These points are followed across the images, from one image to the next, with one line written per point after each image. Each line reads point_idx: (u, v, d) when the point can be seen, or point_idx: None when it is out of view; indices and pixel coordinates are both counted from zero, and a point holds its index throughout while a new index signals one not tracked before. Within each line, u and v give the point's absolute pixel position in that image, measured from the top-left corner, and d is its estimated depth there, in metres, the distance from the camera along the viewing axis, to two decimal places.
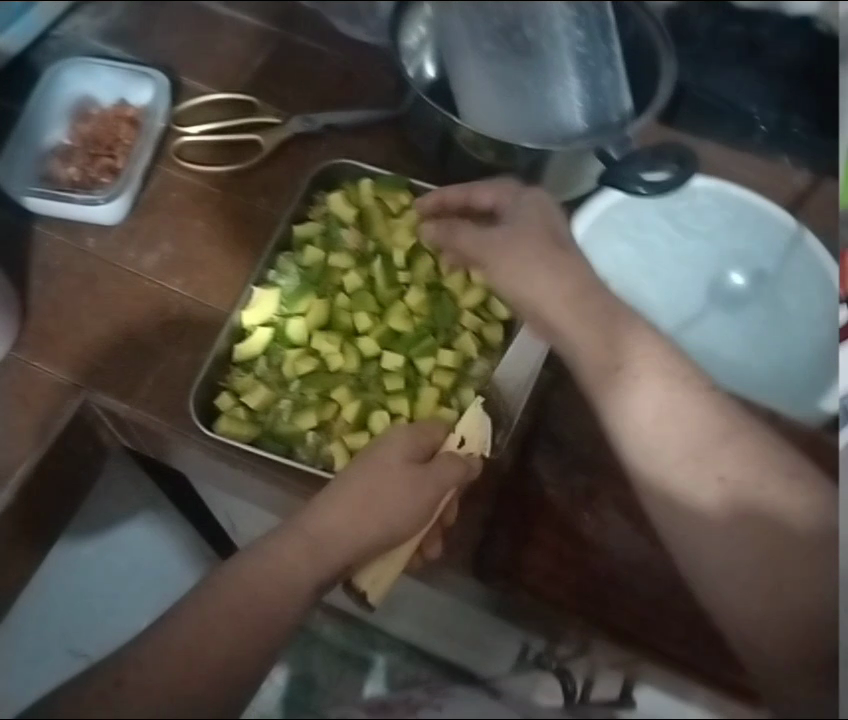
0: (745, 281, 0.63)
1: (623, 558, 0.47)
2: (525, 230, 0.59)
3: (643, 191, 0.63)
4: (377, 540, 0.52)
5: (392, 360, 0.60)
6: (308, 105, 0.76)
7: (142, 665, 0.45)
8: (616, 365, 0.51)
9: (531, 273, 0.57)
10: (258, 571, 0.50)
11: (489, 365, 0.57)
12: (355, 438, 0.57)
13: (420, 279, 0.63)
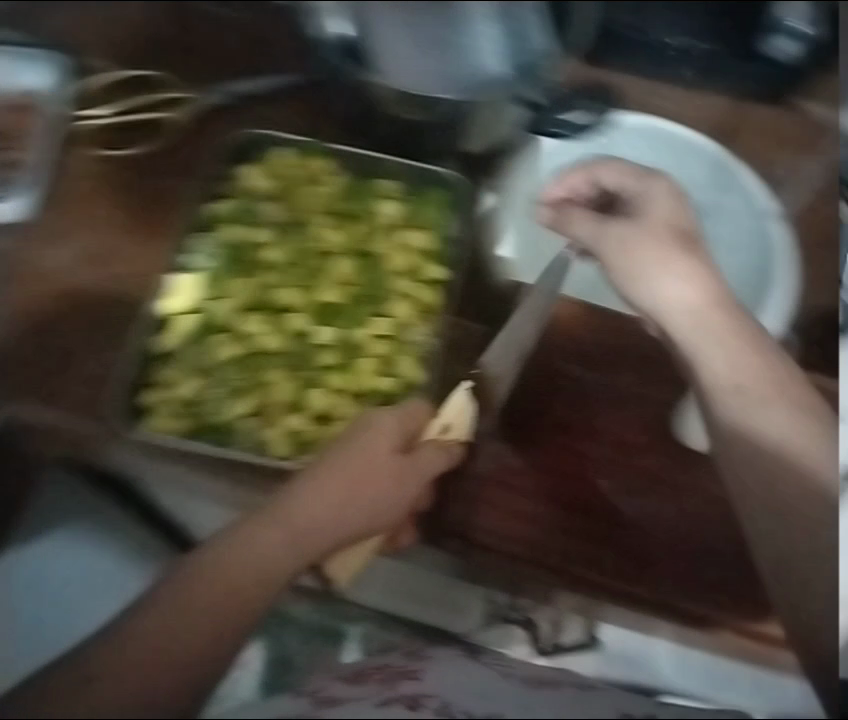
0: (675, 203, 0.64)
1: (642, 525, 0.56)
2: (649, 221, 0.64)
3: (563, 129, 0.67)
4: (358, 530, 0.53)
5: (327, 335, 0.60)
6: (211, 67, 0.70)
7: (153, 611, 0.48)
8: (733, 364, 0.58)
9: (698, 280, 0.61)
10: (236, 552, 0.51)
11: (427, 332, 0.60)
12: (294, 418, 0.57)
13: (349, 247, 0.63)
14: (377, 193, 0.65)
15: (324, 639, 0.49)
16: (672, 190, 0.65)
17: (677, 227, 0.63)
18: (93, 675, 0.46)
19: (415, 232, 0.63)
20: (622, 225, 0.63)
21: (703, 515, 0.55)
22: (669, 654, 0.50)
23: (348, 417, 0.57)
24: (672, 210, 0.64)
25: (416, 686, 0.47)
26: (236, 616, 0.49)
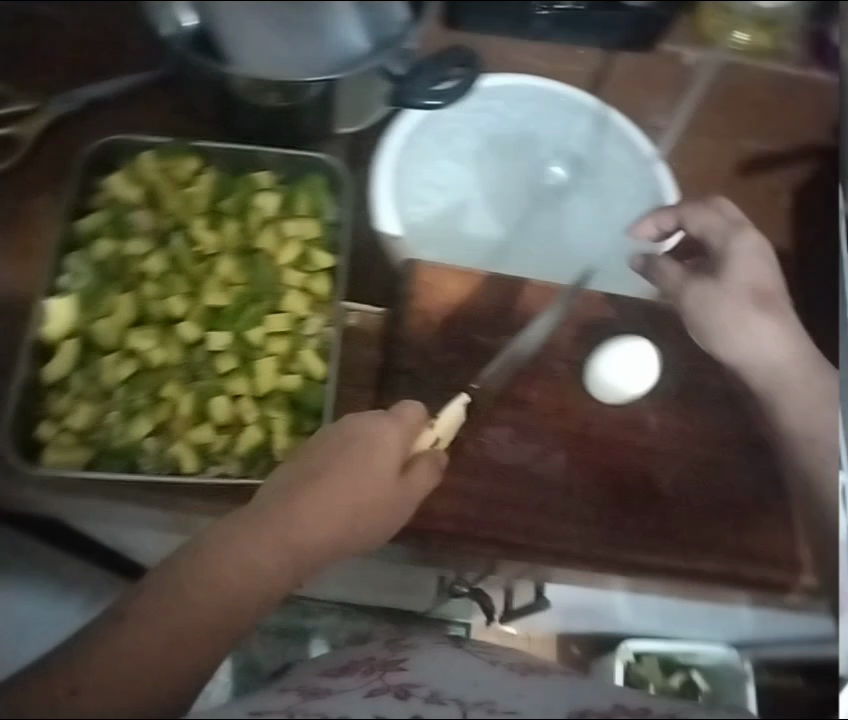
0: (562, 172, 0.68)
1: (667, 503, 0.54)
2: (733, 282, 0.60)
3: (437, 102, 0.67)
4: (344, 543, 0.48)
5: (219, 340, 0.58)
6: (65, 82, 0.67)
7: (130, 621, 0.41)
8: (809, 410, 0.55)
9: (779, 338, 0.58)
10: (219, 561, 0.44)
11: (321, 319, 0.58)
12: (198, 431, 0.54)
13: (229, 245, 0.62)
14: (251, 186, 0.63)
15: (291, 640, 0.47)
16: (757, 249, 0.62)
17: (763, 290, 0.60)
18: (78, 688, 0.39)
19: (296, 221, 0.62)
20: (714, 290, 0.60)
21: (638, 462, 0.55)
22: (623, 600, 0.51)
23: (254, 420, 0.55)
24: (753, 269, 0.61)
25: (402, 675, 0.45)
26: (208, 636, 0.42)
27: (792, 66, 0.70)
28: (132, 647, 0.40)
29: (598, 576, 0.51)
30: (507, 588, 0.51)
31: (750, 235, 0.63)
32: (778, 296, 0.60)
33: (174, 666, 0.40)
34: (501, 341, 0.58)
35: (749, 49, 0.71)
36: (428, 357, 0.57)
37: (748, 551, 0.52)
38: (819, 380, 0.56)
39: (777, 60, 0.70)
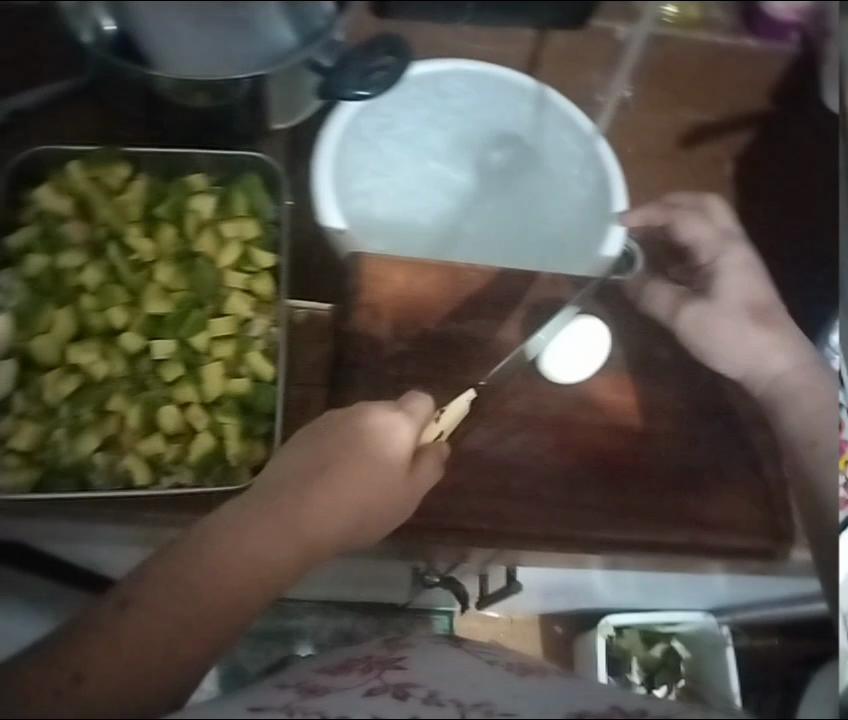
0: (502, 155, 0.66)
1: (651, 475, 0.54)
2: (729, 302, 0.58)
3: (368, 93, 0.62)
4: (349, 534, 0.48)
5: (163, 348, 0.58)
6: None
7: (137, 604, 0.41)
8: (817, 411, 0.54)
9: (781, 349, 0.57)
10: (228, 548, 0.44)
11: (266, 321, 0.58)
12: (149, 443, 0.55)
13: (166, 252, 0.61)
14: (186, 189, 0.61)
15: (276, 641, 0.48)
16: (745, 263, 0.60)
17: (760, 304, 0.58)
18: (84, 673, 0.38)
19: (234, 222, 0.61)
20: (714, 314, 0.58)
21: (596, 440, 0.55)
22: (600, 575, 0.53)
23: (205, 427, 0.55)
24: (746, 286, 0.59)
25: (400, 675, 0.42)
26: (211, 621, 0.42)
27: (722, 36, 0.65)
28: (142, 629, 0.40)
29: (575, 558, 0.53)
30: (481, 574, 0.53)
31: (738, 247, 0.60)
32: (774, 308, 0.58)
33: (182, 645, 0.41)
34: (457, 324, 0.58)
35: (681, 19, 0.65)
36: (377, 350, 0.58)
37: (708, 520, 0.53)
38: (818, 380, 0.55)
39: (709, 29, 0.65)
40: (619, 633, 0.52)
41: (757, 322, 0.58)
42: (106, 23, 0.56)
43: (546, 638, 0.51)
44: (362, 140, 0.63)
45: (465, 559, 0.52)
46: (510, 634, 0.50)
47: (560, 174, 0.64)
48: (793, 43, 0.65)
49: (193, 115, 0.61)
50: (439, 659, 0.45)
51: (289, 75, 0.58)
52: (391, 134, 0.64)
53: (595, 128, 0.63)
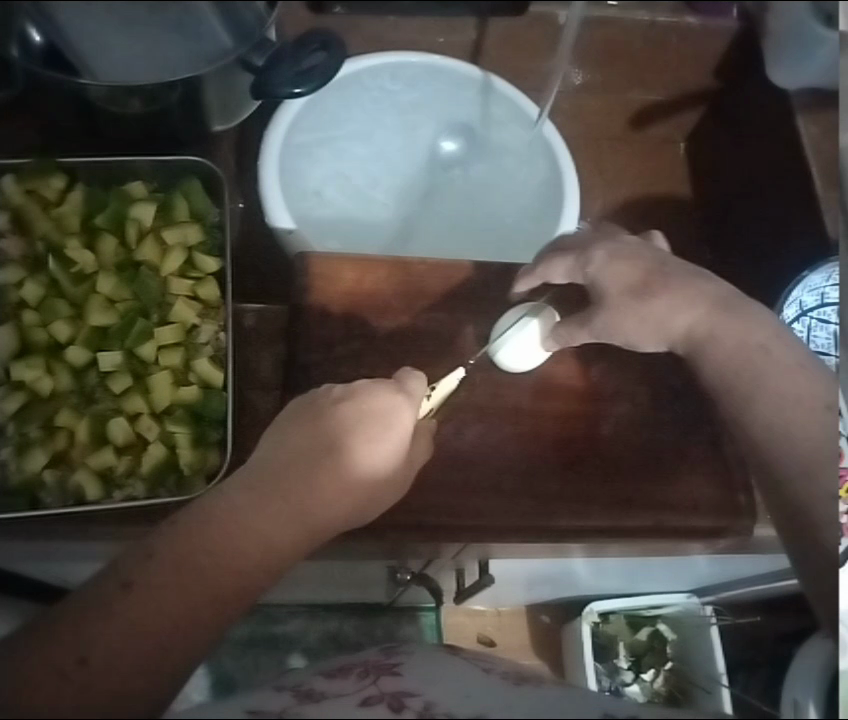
0: (455, 147, 0.64)
1: (616, 459, 0.55)
2: (613, 299, 0.53)
3: (300, 93, 0.58)
4: (341, 522, 0.47)
5: (110, 360, 0.59)
6: None
7: (142, 587, 0.38)
8: (741, 339, 0.49)
9: (682, 306, 0.51)
10: (234, 534, 0.42)
11: (212, 327, 0.60)
12: (100, 455, 0.55)
13: (108, 263, 0.61)
14: (126, 198, 0.62)
15: (264, 648, 0.45)
16: (612, 255, 0.55)
17: (640, 281, 0.53)
18: (89, 655, 0.35)
19: (177, 228, 0.62)
20: (612, 318, 0.54)
21: (554, 429, 0.55)
22: (582, 565, 0.54)
23: (156, 437, 0.57)
24: (621, 272, 0.54)
25: (396, 681, 0.39)
26: (219, 604, 0.39)
27: (661, 17, 0.60)
28: (150, 611, 0.37)
29: (558, 546, 0.53)
30: (457, 569, 0.55)
31: (602, 245, 0.56)
32: (656, 278, 0.53)
33: (189, 631, 0.38)
34: (416, 316, 0.58)
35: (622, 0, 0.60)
36: (329, 348, 0.57)
37: (667, 502, 0.54)
38: (725, 315, 0.50)
39: (648, 9, 0.59)
40: (606, 620, 0.53)
41: (647, 297, 0.52)
42: (35, 34, 0.52)
43: (534, 628, 0.50)
44: (301, 144, 0.62)
45: (438, 556, 0.54)
46: (499, 626, 0.49)
47: (518, 162, 0.63)
48: (735, 19, 0.58)
49: (133, 122, 0.60)
50: (436, 664, 0.42)
51: (227, 80, 0.57)
52: (334, 136, 0.63)
53: (540, 112, 0.62)
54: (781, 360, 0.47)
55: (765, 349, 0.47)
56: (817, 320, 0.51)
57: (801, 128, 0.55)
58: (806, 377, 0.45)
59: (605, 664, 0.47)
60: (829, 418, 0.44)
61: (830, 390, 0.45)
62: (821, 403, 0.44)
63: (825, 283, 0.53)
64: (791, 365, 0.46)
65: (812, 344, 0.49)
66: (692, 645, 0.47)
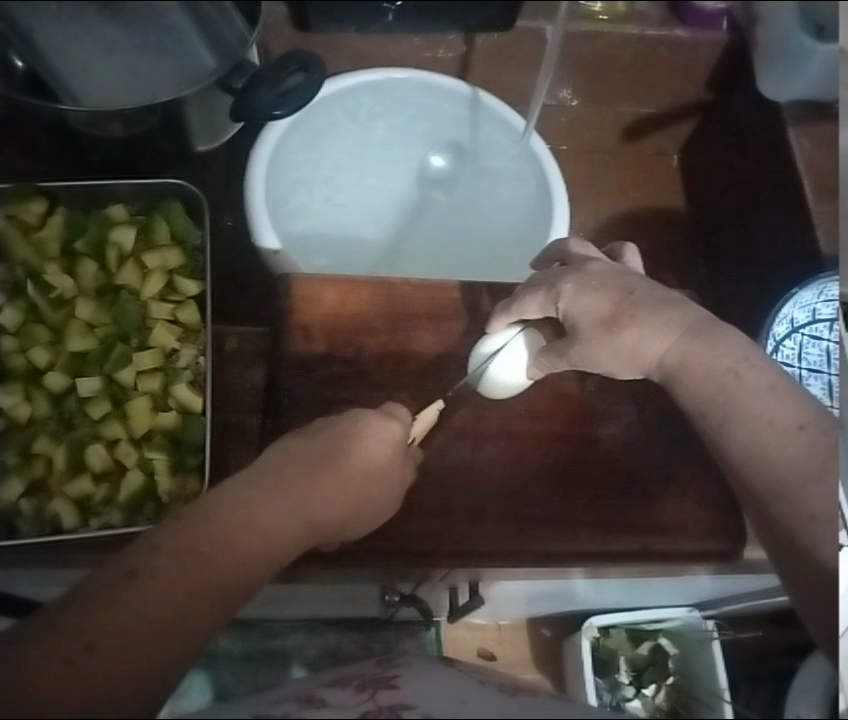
0: (443, 162, 0.65)
1: (606, 478, 0.54)
2: (586, 335, 0.50)
3: (279, 115, 0.56)
4: (346, 518, 0.46)
5: (88, 386, 0.58)
6: None
7: (149, 574, 0.38)
8: (710, 366, 0.46)
9: (653, 336, 0.48)
10: (238, 527, 0.41)
11: (193, 352, 0.60)
12: (78, 484, 0.55)
13: (87, 288, 0.61)
14: (105, 221, 0.62)
15: (264, 664, 0.44)
16: (582, 284, 0.51)
17: (607, 313, 0.49)
18: (95, 643, 0.35)
19: (157, 252, 0.62)
20: (587, 351, 0.50)
21: (539, 450, 0.55)
22: (582, 583, 0.54)
23: (134, 464, 0.56)
24: (589, 304, 0.50)
25: (395, 694, 0.38)
26: (219, 597, 0.39)
27: (649, 30, 0.57)
28: (153, 605, 0.36)
29: (556, 569, 0.52)
30: (449, 587, 0.54)
31: (569, 272, 0.52)
32: (624, 306, 0.49)
33: (189, 621, 0.37)
34: (399, 338, 0.57)
35: (610, 13, 0.57)
36: (310, 371, 0.56)
37: (653, 524, 0.53)
38: (699, 344, 0.47)
39: (638, 22, 0.57)
40: (605, 632, 0.54)
41: (617, 329, 0.49)
42: (16, 60, 0.53)
43: (534, 644, 0.50)
44: (287, 162, 0.62)
45: (427, 579, 0.53)
46: (501, 641, 0.49)
47: (507, 174, 0.63)
48: (725, 31, 0.56)
49: (114, 143, 0.60)
50: (434, 677, 0.40)
51: (210, 100, 0.57)
52: (326, 154, 0.63)
53: (526, 126, 0.60)
54: (753, 385, 0.44)
55: (736, 373, 0.45)
56: (808, 337, 0.50)
57: (793, 143, 0.54)
58: (781, 400, 0.43)
59: (606, 679, 0.47)
60: (801, 438, 0.41)
61: (802, 412, 0.43)
62: (792, 425, 0.42)
63: (817, 299, 0.51)
64: (763, 390, 0.44)
65: (804, 364, 0.48)
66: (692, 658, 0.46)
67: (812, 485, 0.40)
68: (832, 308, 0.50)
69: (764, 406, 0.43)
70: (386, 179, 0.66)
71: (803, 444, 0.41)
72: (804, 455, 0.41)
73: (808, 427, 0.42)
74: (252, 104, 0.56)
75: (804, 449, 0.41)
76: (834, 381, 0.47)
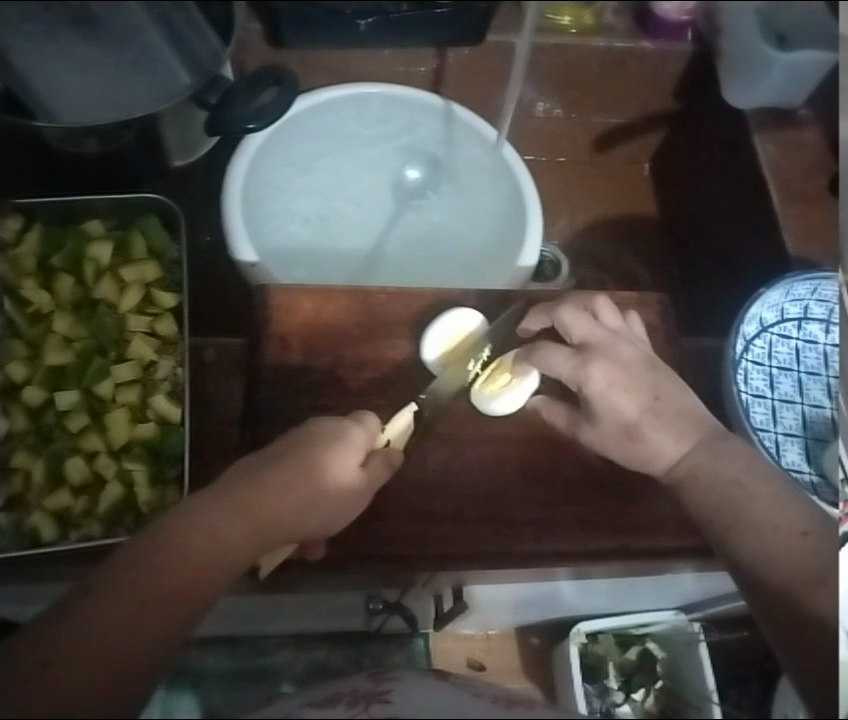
0: (419, 174, 0.64)
1: (585, 474, 0.54)
2: (605, 424, 0.52)
3: (252, 128, 0.57)
4: (299, 528, 0.47)
5: (66, 399, 0.59)
6: None
7: (100, 596, 0.39)
8: (716, 477, 0.45)
9: (670, 442, 0.48)
10: (184, 538, 0.42)
11: (171, 364, 0.61)
12: (58, 496, 0.53)
13: (64, 302, 0.63)
14: (84, 237, 0.65)
15: (251, 683, 0.39)
16: (611, 380, 0.52)
17: (631, 421, 0.50)
18: (51, 660, 0.37)
19: (135, 266, 0.65)
20: (597, 435, 0.53)
21: (515, 449, 0.55)
22: (568, 585, 0.55)
23: (113, 475, 0.56)
24: (618, 405, 0.51)
25: (390, 708, 0.37)
26: (170, 604, 0.39)
27: (616, 42, 0.52)
28: (100, 629, 0.37)
29: (540, 570, 0.54)
30: (434, 594, 0.53)
31: (600, 362, 0.53)
32: (647, 416, 0.49)
33: (138, 636, 0.37)
34: (377, 348, 0.58)
35: (576, 24, 0.53)
36: (287, 382, 0.57)
37: (635, 523, 0.53)
38: (718, 455, 0.47)
39: (604, 35, 0.52)
40: (592, 639, 0.50)
41: (637, 438, 0.50)
42: None
43: (523, 650, 0.48)
44: (263, 178, 0.63)
45: (412, 585, 0.53)
46: (488, 650, 0.46)
47: (479, 182, 0.64)
48: (690, 43, 0.52)
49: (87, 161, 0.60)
50: (428, 693, 0.39)
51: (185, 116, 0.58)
52: (299, 163, 0.63)
53: (498, 137, 0.60)
54: (756, 492, 0.43)
55: (740, 482, 0.44)
56: (778, 335, 0.56)
57: (759, 148, 0.52)
58: (782, 507, 0.42)
59: (597, 685, 0.44)
60: (806, 544, 0.40)
61: (804, 519, 0.41)
62: (795, 531, 0.41)
63: (783, 298, 0.54)
64: (769, 495, 0.43)
65: (774, 364, 0.55)
66: (681, 661, 0.44)
67: (816, 593, 0.39)
68: (797, 307, 0.54)
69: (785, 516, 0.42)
70: (359, 186, 0.64)
71: (807, 552, 0.40)
72: (806, 564, 0.40)
73: (812, 534, 0.41)
74: (227, 120, 0.57)
75: (803, 557, 0.40)
76: (803, 377, 0.55)
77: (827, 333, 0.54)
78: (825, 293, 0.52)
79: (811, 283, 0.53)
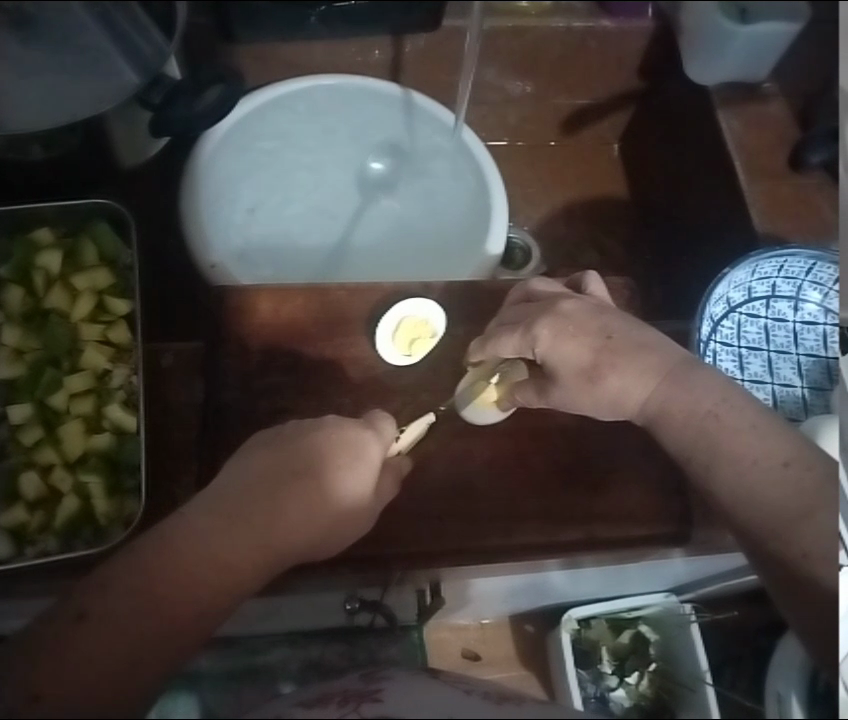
0: (383, 165, 0.65)
1: (555, 463, 0.55)
2: (563, 380, 0.49)
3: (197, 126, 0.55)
4: (307, 544, 0.44)
5: (18, 413, 0.57)
6: None
7: (96, 620, 0.36)
8: (692, 409, 0.45)
9: (633, 383, 0.47)
10: (184, 556, 0.40)
11: (124, 371, 0.58)
12: (12, 512, 0.54)
13: (15, 313, 0.59)
14: (31, 245, 0.61)
15: (246, 683, 0.40)
16: (557, 329, 0.50)
17: (587, 361, 0.48)
18: (42, 691, 0.35)
19: (85, 272, 0.62)
20: (570, 395, 0.50)
21: (487, 439, 0.55)
22: (559, 575, 0.53)
23: (69, 489, 0.56)
24: (574, 349, 0.49)
25: (380, 707, 0.36)
26: (172, 634, 0.37)
27: (575, 21, 0.52)
28: (103, 632, 0.36)
29: (534, 563, 0.52)
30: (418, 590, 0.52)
31: (545, 319, 0.50)
32: (603, 355, 0.48)
33: (145, 656, 0.36)
34: (344, 343, 0.57)
35: None
36: (249, 383, 0.56)
37: (602, 514, 0.54)
38: (680, 387, 0.46)
39: (563, 15, 0.52)
40: (585, 625, 0.50)
41: (598, 379, 0.48)
42: None
43: (519, 637, 0.49)
44: (229, 176, 0.61)
45: (391, 581, 0.51)
46: (483, 639, 0.46)
47: (445, 170, 0.65)
48: (650, 19, 0.50)
49: (31, 167, 0.57)
50: (418, 690, 0.38)
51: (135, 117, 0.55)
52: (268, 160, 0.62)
53: (456, 121, 0.61)
54: (733, 425, 0.42)
55: (715, 416, 0.43)
56: (746, 315, 0.54)
57: (726, 125, 0.53)
58: (763, 437, 0.41)
59: (588, 669, 0.44)
60: (789, 475, 0.39)
61: (787, 447, 0.41)
62: (776, 461, 0.40)
63: (750, 277, 0.54)
64: (745, 428, 0.42)
65: (743, 343, 0.53)
66: (674, 644, 0.43)
67: (804, 525, 0.38)
68: (765, 285, 0.53)
69: (754, 453, 0.41)
70: (329, 180, 0.65)
71: (787, 486, 0.39)
72: (792, 494, 0.39)
73: (793, 463, 0.40)
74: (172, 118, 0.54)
75: (792, 485, 0.39)
76: (773, 356, 0.52)
77: (797, 310, 0.52)
78: (793, 269, 0.52)
79: (776, 260, 0.52)
